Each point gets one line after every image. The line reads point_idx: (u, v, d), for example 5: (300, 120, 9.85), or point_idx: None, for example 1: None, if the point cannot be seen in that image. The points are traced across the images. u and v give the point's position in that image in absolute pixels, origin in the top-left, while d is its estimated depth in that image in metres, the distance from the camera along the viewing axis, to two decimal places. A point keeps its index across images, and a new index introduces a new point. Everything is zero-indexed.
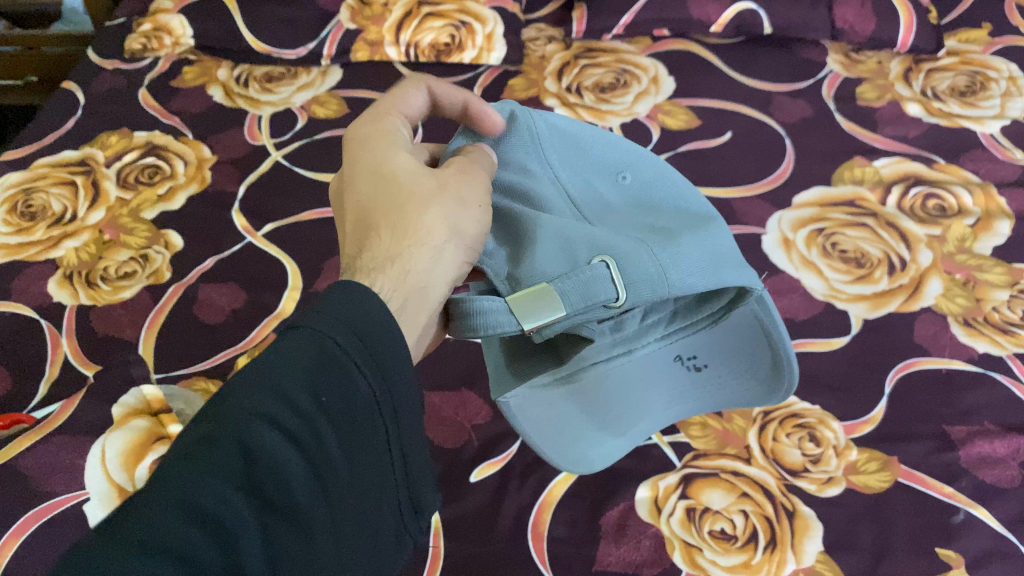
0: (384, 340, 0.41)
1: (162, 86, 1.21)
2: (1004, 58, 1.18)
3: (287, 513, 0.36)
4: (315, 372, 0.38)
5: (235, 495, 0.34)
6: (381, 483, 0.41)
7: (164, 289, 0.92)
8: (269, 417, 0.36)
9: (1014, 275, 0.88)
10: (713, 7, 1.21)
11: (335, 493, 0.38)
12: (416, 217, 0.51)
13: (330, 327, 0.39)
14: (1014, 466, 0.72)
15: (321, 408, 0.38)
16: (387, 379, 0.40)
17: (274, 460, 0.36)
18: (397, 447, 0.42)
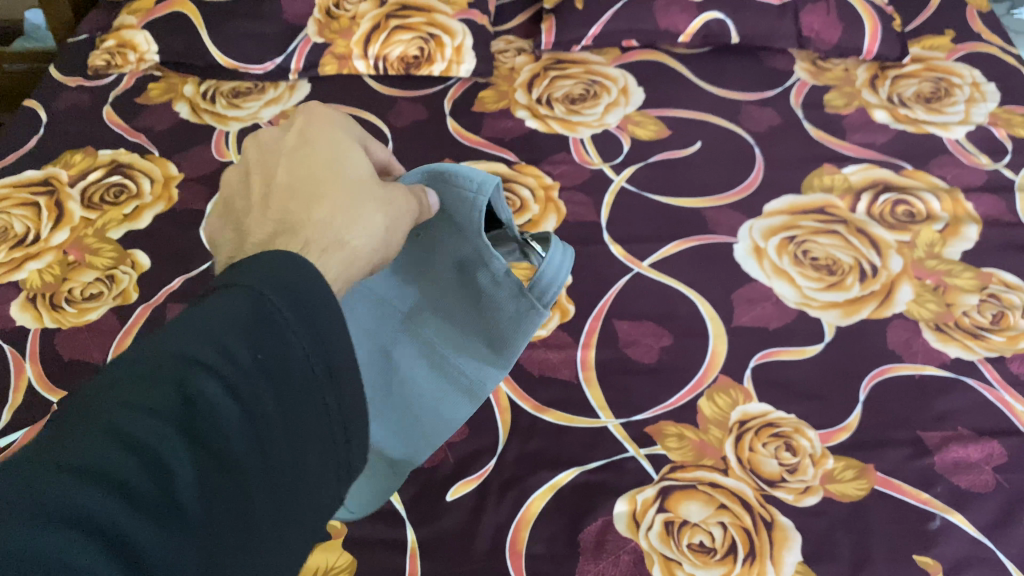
0: (317, 304, 0.42)
1: (127, 104, 1.19)
2: (968, 65, 1.20)
3: (220, 455, 0.37)
4: (252, 328, 0.40)
5: (172, 432, 0.35)
6: (327, 453, 0.42)
7: (131, 310, 0.90)
8: (209, 364, 0.38)
9: (982, 279, 0.89)
10: (680, 18, 1.22)
11: (271, 448, 0.39)
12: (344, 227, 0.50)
13: (265, 287, 0.41)
14: (987, 471, 0.72)
15: (257, 362, 0.39)
16: (321, 341, 0.42)
17: (211, 405, 0.37)
18: (339, 418, 0.42)
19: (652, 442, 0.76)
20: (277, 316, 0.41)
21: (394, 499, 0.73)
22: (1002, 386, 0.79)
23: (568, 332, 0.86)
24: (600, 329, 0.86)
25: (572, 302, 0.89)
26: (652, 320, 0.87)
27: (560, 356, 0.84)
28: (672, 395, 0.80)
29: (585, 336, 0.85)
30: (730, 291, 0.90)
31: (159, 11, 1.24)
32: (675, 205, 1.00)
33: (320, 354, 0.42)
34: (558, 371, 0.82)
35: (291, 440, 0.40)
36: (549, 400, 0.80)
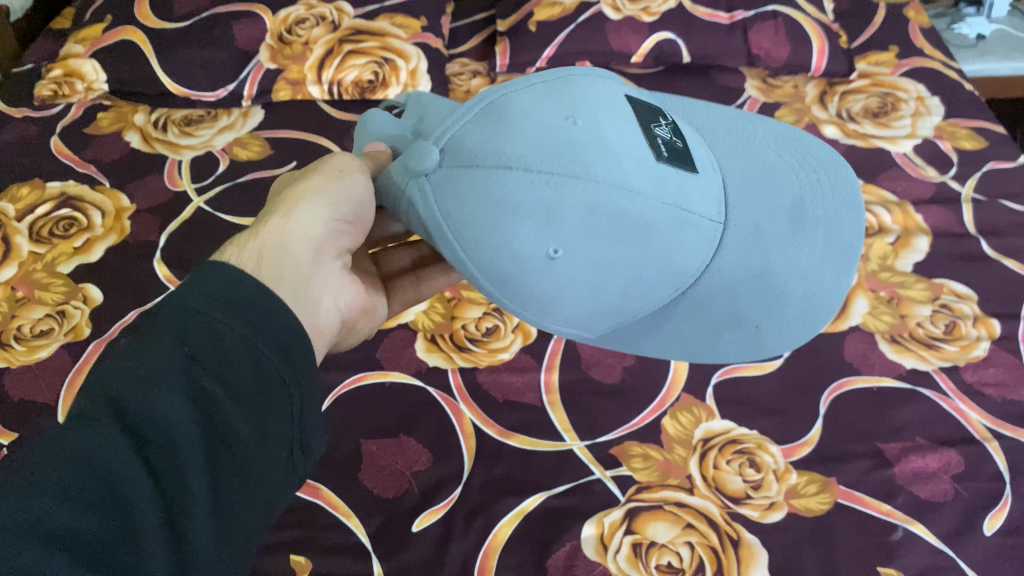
0: (245, 293, 0.43)
1: (76, 134, 1.17)
2: (912, 79, 1.23)
3: (172, 453, 0.38)
4: (178, 329, 0.40)
5: (117, 440, 0.37)
6: (278, 419, 0.43)
7: (84, 346, 0.87)
8: (145, 373, 0.39)
9: (934, 290, 0.91)
10: (633, 38, 1.24)
11: (219, 433, 0.40)
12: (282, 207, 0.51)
13: (191, 296, 0.42)
14: (946, 480, 0.73)
15: (190, 357, 0.40)
16: (260, 321, 0.42)
17: (150, 409, 0.38)
18: (291, 381, 0.43)
19: (617, 463, 0.76)
20: (209, 312, 0.41)
21: (360, 532, 0.72)
22: (957, 395, 0.80)
23: (531, 355, 0.86)
24: (563, 350, 0.86)
25: None
26: None
27: (523, 380, 0.83)
28: (636, 414, 0.80)
29: (548, 357, 0.85)
30: None
31: (107, 39, 1.23)
32: None
33: (259, 332, 0.42)
34: (522, 395, 0.82)
35: (246, 418, 0.41)
36: (514, 425, 0.80)
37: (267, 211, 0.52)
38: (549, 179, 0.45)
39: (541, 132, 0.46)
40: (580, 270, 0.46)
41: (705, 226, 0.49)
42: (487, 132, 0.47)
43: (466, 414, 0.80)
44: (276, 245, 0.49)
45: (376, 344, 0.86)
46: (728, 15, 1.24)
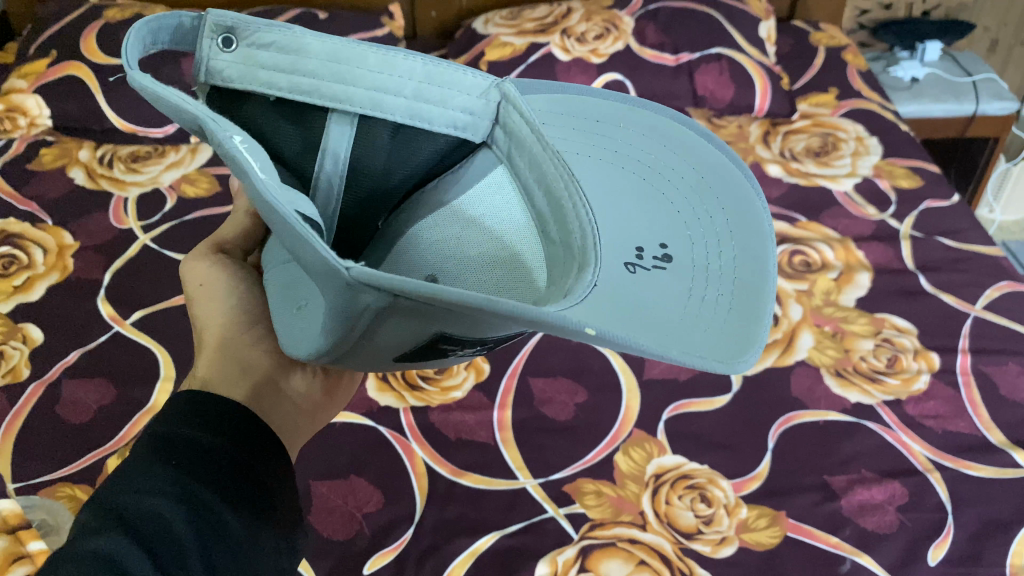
0: (219, 412, 0.47)
1: (18, 170, 1.14)
2: (852, 121, 1.27)
3: (175, 549, 0.39)
4: (163, 447, 0.44)
5: (122, 539, 0.38)
6: (268, 516, 0.45)
7: (22, 389, 0.84)
8: (140, 486, 0.41)
9: (876, 324, 0.93)
10: (582, 79, 1.27)
11: (217, 529, 0.42)
12: (200, 335, 0.58)
13: (167, 421, 0.46)
14: (891, 511, 0.75)
15: (176, 467, 0.43)
16: (233, 431, 0.47)
17: (149, 512, 0.40)
18: (269, 485, 0.46)
19: (570, 501, 0.76)
20: (186, 429, 0.45)
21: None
22: (900, 428, 0.82)
23: (484, 393, 0.86)
24: (515, 387, 0.86)
25: (486, 360, 0.89)
26: (565, 376, 0.88)
27: (475, 418, 0.83)
28: (588, 450, 0.80)
29: (500, 395, 0.85)
30: None
31: (51, 74, 1.22)
32: None
33: (236, 441, 0.46)
34: (474, 433, 0.82)
35: (238, 516, 0.43)
36: (465, 463, 0.79)
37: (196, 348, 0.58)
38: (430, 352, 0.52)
39: None
40: None
41: None
42: None
43: (418, 453, 0.80)
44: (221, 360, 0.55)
45: None
46: (674, 57, 1.28)
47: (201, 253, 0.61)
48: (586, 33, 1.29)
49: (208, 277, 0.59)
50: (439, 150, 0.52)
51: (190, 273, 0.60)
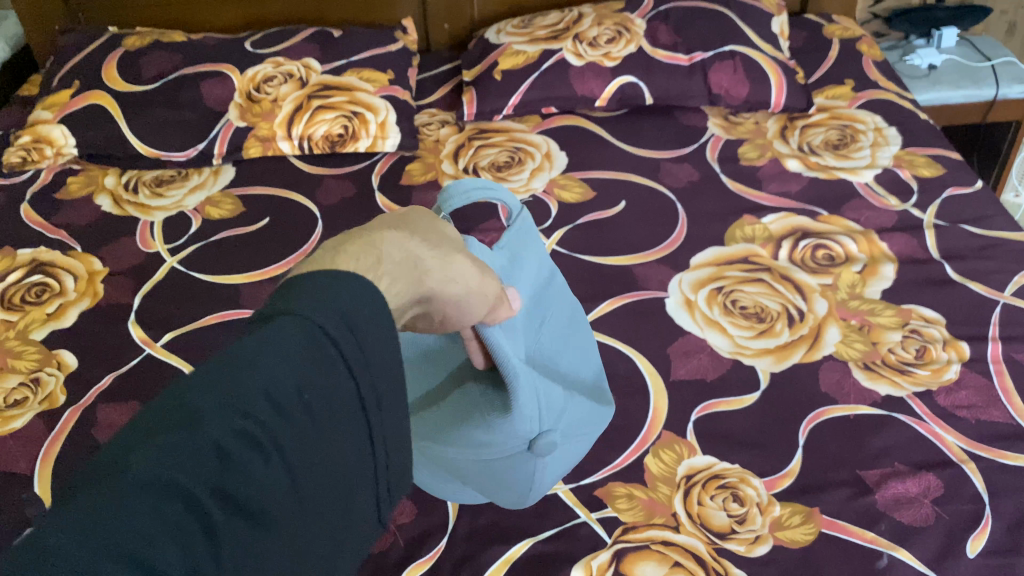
0: (372, 332, 0.37)
1: (47, 201, 1.17)
2: (869, 111, 1.26)
3: (264, 494, 0.32)
4: (300, 360, 0.34)
5: (215, 474, 0.31)
6: (365, 471, 0.38)
7: (59, 414, 0.86)
8: (251, 407, 0.33)
9: (903, 316, 0.92)
10: (595, 83, 1.28)
11: (311, 483, 0.35)
12: (397, 247, 0.40)
13: (317, 313, 0.35)
14: (927, 504, 0.74)
15: (300, 397, 0.34)
16: (362, 348, 0.37)
17: (253, 453, 0.32)
18: (373, 436, 0.38)
19: (602, 505, 0.76)
20: (327, 349, 0.35)
21: None
22: (932, 419, 0.82)
23: None
24: None
25: None
26: None
27: None
28: (618, 454, 0.81)
29: None
30: (664, 346, 0.91)
31: (74, 105, 1.25)
32: (603, 264, 1.02)
33: (363, 378, 0.37)
34: None
35: (332, 476, 0.36)
36: None
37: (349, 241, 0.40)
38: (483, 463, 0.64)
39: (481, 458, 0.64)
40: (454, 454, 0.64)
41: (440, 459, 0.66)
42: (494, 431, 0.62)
43: None
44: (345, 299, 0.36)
45: None
46: (687, 57, 1.28)
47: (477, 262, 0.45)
48: (598, 37, 1.30)
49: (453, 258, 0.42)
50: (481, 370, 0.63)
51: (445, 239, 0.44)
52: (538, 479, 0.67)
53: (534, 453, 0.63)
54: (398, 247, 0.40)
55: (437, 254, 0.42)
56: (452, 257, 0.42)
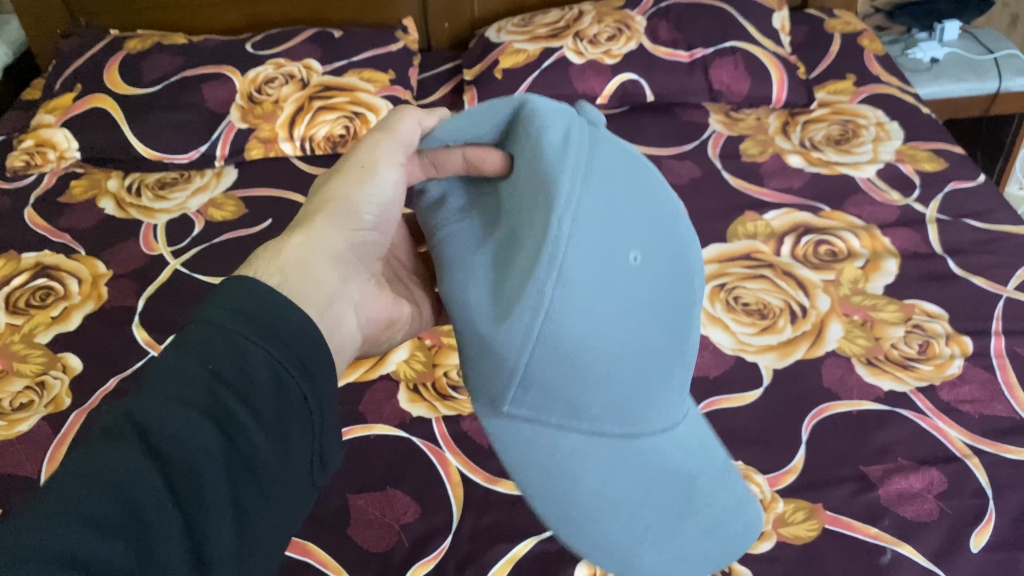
0: (281, 320, 0.42)
1: (50, 204, 1.17)
2: (871, 106, 1.26)
3: (193, 467, 0.36)
4: (208, 347, 0.39)
5: (139, 457, 0.35)
6: (302, 431, 0.41)
7: (65, 417, 0.86)
8: (177, 395, 0.37)
9: (906, 311, 0.92)
10: (596, 81, 1.27)
11: (244, 450, 0.38)
12: (328, 200, 0.54)
13: (227, 318, 0.40)
14: (930, 499, 0.74)
15: (213, 375, 0.39)
16: (291, 349, 0.41)
17: (174, 432, 0.36)
18: (308, 401, 0.42)
19: None
20: (241, 331, 0.40)
21: None
22: (935, 414, 0.81)
23: None
24: None
25: None
26: None
27: None
28: None
29: None
30: None
31: (77, 108, 1.25)
32: None
33: (284, 353, 0.41)
34: None
35: (267, 441, 0.39)
36: (499, 470, 0.80)
37: (310, 203, 0.55)
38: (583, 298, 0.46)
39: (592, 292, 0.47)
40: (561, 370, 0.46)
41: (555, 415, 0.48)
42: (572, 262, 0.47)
43: (452, 462, 0.81)
44: (295, 261, 0.49)
45: (359, 398, 0.88)
46: (688, 53, 1.28)
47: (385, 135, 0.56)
48: (598, 35, 1.30)
49: (367, 172, 0.55)
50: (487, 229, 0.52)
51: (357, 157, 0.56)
52: (632, 228, 0.49)
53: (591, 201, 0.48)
54: (324, 204, 0.54)
55: (351, 187, 0.54)
56: (374, 172, 0.55)
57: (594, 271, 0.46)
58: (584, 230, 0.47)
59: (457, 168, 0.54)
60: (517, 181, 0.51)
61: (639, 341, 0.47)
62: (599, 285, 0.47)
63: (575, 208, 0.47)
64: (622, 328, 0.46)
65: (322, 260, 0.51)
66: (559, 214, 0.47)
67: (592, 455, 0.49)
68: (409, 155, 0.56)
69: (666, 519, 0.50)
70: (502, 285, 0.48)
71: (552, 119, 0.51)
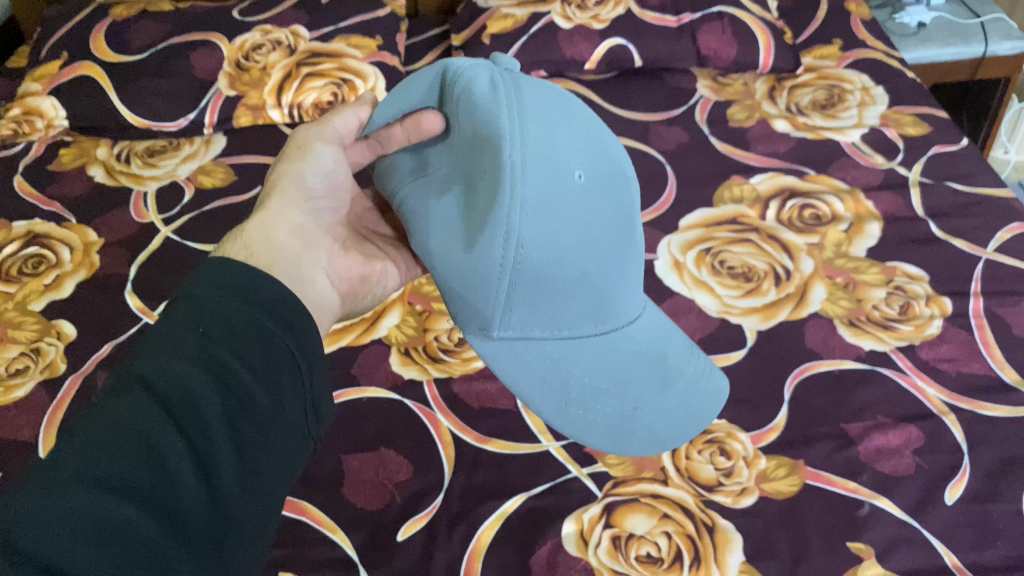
0: (263, 280, 0.47)
1: (40, 172, 1.17)
2: (857, 71, 1.27)
3: (194, 416, 0.41)
4: (197, 310, 0.45)
5: (145, 404, 0.40)
6: (296, 383, 0.47)
7: (60, 383, 0.88)
8: (178, 353, 0.43)
9: (888, 273, 0.94)
10: (585, 46, 1.28)
11: (245, 396, 0.43)
12: (281, 178, 0.59)
13: (215, 286, 0.46)
14: (908, 455, 0.76)
15: (204, 334, 0.44)
16: (272, 309, 0.47)
17: (171, 381, 0.42)
18: (299, 354, 0.47)
19: (593, 460, 0.78)
20: (226, 296, 0.46)
21: (346, 545, 0.73)
22: (915, 372, 0.84)
23: None
24: None
25: None
26: None
27: (497, 387, 0.85)
28: None
29: None
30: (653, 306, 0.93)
31: (64, 76, 1.25)
32: None
33: (272, 314, 0.47)
34: (497, 401, 0.84)
35: (266, 390, 0.45)
36: (490, 431, 0.82)
37: (262, 192, 0.60)
38: (540, 220, 0.51)
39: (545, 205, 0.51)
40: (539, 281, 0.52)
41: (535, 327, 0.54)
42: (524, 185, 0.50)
43: (444, 423, 0.82)
44: (260, 236, 0.55)
45: (351, 361, 0.89)
46: (675, 18, 1.29)
47: (323, 124, 0.62)
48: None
49: (309, 150, 0.60)
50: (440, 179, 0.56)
51: (303, 137, 0.61)
52: (564, 145, 0.53)
53: (525, 126, 0.52)
54: (276, 186, 0.59)
55: (300, 164, 0.60)
56: (322, 149, 0.61)
57: (545, 196, 0.51)
58: (524, 162, 0.51)
59: (400, 143, 0.60)
60: (461, 132, 0.54)
61: (600, 246, 0.52)
62: (552, 201, 0.51)
63: (512, 138, 0.51)
64: (581, 239, 0.51)
65: (282, 233, 0.57)
66: (507, 156, 0.50)
67: (575, 352, 0.55)
68: (344, 146, 0.62)
69: (649, 393, 0.58)
70: (471, 217, 0.52)
71: (475, 74, 0.55)
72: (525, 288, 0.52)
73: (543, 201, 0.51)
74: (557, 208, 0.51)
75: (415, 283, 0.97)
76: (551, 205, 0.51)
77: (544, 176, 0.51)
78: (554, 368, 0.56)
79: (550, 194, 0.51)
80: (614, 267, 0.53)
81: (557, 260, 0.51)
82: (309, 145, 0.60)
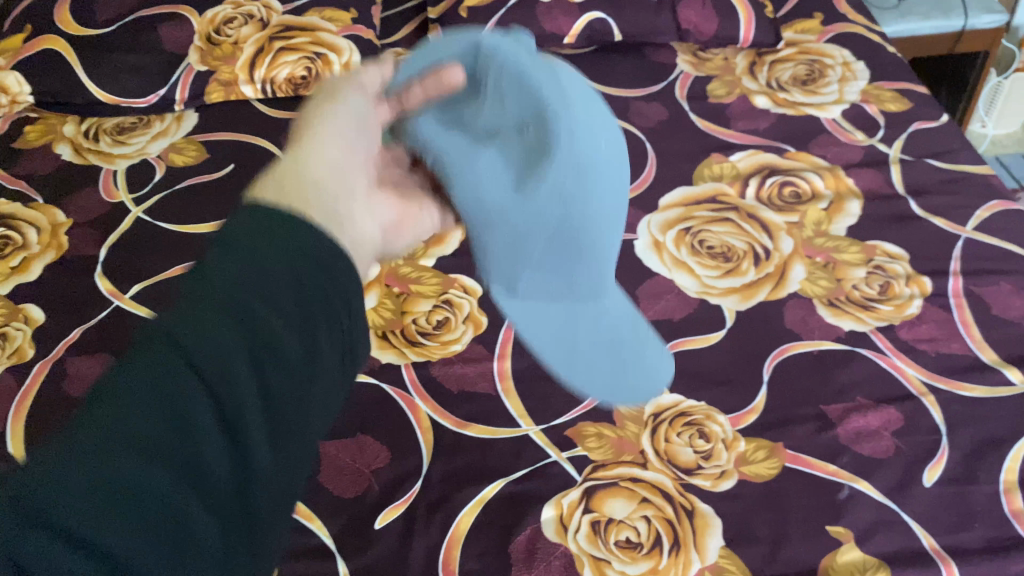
0: (304, 233, 0.41)
1: (5, 150, 1.15)
2: (837, 45, 1.25)
3: (225, 379, 0.37)
4: (232, 241, 0.39)
5: (170, 367, 0.36)
6: (332, 313, 0.41)
7: (28, 369, 0.86)
8: (193, 313, 0.38)
9: (868, 252, 0.94)
10: (564, 20, 1.25)
11: (279, 340, 0.39)
12: (318, 109, 0.51)
13: (246, 224, 0.40)
14: (887, 437, 0.76)
15: (242, 284, 0.39)
16: (307, 252, 0.41)
17: (213, 353, 0.37)
18: (333, 288, 0.41)
19: (573, 444, 0.77)
20: (251, 236, 0.40)
21: (323, 533, 0.72)
22: (894, 353, 0.83)
23: (482, 345, 0.87)
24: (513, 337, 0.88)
25: (484, 313, 0.90)
26: None
27: (476, 370, 0.84)
28: None
29: (499, 346, 0.87)
30: (633, 287, 0.92)
31: (28, 50, 1.20)
32: None
33: (306, 263, 0.41)
34: (475, 385, 0.83)
35: (300, 333, 0.40)
36: (468, 415, 0.81)
37: (290, 132, 0.50)
38: (569, 185, 0.52)
39: (576, 167, 0.52)
40: (572, 233, 0.54)
41: (569, 283, 0.57)
42: (560, 146, 0.52)
43: (422, 407, 0.81)
44: (292, 172, 0.45)
45: None
46: None
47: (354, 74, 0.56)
48: None
49: (343, 92, 0.53)
50: (485, 124, 0.53)
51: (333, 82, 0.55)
52: (590, 121, 0.54)
53: (557, 98, 0.53)
54: (311, 122, 0.50)
55: (339, 101, 0.52)
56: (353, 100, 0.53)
57: (581, 164, 0.52)
58: (559, 139, 0.52)
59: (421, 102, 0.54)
60: (499, 87, 0.53)
61: (614, 215, 0.56)
62: (584, 168, 0.52)
63: (553, 105, 0.52)
64: (608, 214, 0.55)
65: (326, 173, 0.46)
66: (552, 120, 0.52)
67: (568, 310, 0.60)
68: (372, 98, 0.55)
69: (633, 353, 0.67)
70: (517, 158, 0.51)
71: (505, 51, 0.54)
72: (550, 247, 0.54)
73: (576, 170, 0.52)
74: (593, 177, 0.53)
75: (392, 265, 0.96)
76: (584, 168, 0.52)
77: (575, 141, 0.52)
78: (563, 329, 0.62)
79: (585, 164, 0.52)
80: (612, 238, 0.57)
81: (575, 231, 0.54)
82: (340, 88, 0.54)
